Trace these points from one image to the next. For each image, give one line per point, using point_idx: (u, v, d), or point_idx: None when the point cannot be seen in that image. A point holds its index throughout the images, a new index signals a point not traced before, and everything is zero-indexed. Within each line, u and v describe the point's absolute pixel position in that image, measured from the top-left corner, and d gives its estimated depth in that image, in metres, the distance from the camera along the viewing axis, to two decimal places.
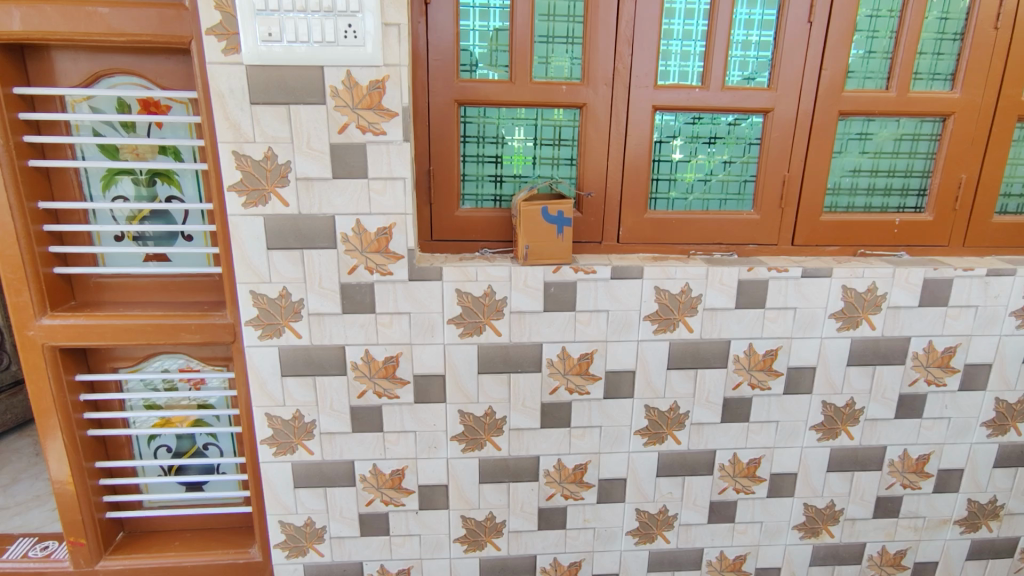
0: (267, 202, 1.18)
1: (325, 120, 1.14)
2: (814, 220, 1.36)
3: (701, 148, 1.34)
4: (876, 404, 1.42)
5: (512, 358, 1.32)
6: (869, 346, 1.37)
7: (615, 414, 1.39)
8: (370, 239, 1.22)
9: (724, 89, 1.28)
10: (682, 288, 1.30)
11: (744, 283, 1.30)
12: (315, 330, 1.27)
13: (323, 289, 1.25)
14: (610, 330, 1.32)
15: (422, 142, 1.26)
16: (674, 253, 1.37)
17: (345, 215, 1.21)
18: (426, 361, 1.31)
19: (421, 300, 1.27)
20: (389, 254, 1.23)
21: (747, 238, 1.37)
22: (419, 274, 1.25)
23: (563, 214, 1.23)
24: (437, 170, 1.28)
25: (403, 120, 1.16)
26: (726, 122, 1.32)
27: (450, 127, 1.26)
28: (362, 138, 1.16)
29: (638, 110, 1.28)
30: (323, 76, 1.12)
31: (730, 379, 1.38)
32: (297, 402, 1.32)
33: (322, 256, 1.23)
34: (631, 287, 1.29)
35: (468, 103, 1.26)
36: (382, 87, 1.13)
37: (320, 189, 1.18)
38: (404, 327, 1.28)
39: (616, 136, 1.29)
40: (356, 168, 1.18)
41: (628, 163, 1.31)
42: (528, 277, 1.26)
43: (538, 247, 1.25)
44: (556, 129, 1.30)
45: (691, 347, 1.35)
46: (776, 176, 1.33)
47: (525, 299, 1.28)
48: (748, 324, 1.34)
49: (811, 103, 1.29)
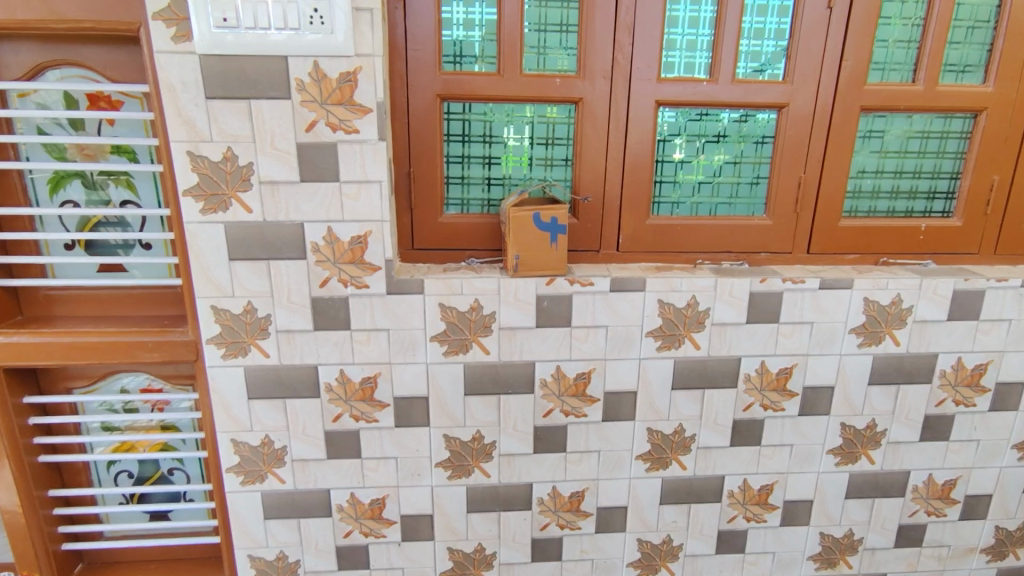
0: (228, 208, 1.06)
1: (291, 116, 1.02)
2: (832, 226, 1.24)
3: (709, 147, 1.22)
4: (899, 426, 1.30)
5: (502, 379, 1.21)
6: (893, 364, 1.25)
7: (615, 438, 1.27)
8: (343, 249, 1.11)
9: (734, 83, 1.16)
10: (688, 301, 1.18)
11: (756, 295, 1.19)
12: (285, 348, 1.15)
13: (292, 304, 1.13)
14: (609, 348, 1.20)
15: (401, 142, 1.14)
16: (679, 262, 1.25)
17: (316, 222, 1.09)
18: (408, 382, 1.20)
19: (401, 316, 1.15)
20: (364, 265, 1.12)
21: (759, 246, 1.25)
22: (398, 287, 1.14)
23: (557, 220, 1.11)
24: (417, 172, 1.16)
25: (379, 117, 1.04)
26: (736, 119, 1.20)
27: (433, 124, 1.14)
28: (332, 137, 1.04)
29: (639, 105, 1.16)
30: (287, 68, 1.00)
31: (740, 400, 1.26)
32: (266, 427, 1.20)
33: (290, 267, 1.11)
34: (632, 300, 1.17)
35: (452, 98, 1.14)
36: (354, 79, 1.01)
37: (286, 194, 1.07)
38: (382, 344, 1.17)
39: (615, 136, 1.17)
40: (328, 171, 1.06)
41: (628, 164, 1.19)
42: (518, 290, 1.15)
43: (529, 257, 1.13)
44: (549, 127, 1.18)
45: (698, 365, 1.23)
46: (792, 178, 1.21)
47: (515, 314, 1.16)
48: (761, 341, 1.22)
49: (831, 96, 1.17)
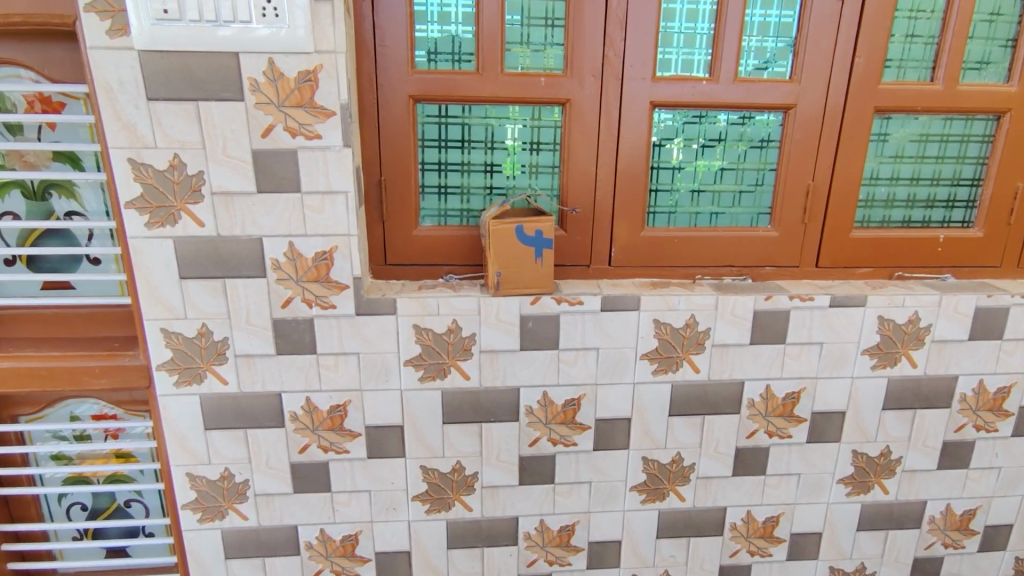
0: (176, 222, 0.96)
1: (244, 120, 0.92)
2: (842, 237, 1.14)
3: (709, 152, 1.12)
4: (914, 453, 1.20)
5: (484, 406, 1.11)
6: (909, 388, 1.15)
7: (608, 468, 1.17)
8: (307, 266, 1.01)
9: (736, 82, 1.05)
10: (686, 321, 1.09)
11: (760, 314, 1.09)
12: (244, 374, 1.05)
13: (251, 327, 1.03)
14: (600, 372, 1.11)
15: (371, 149, 1.04)
16: (676, 277, 1.15)
17: (276, 236, 0.98)
18: (381, 410, 1.10)
19: (372, 339, 1.05)
20: (331, 283, 1.02)
21: (763, 259, 1.15)
22: (368, 307, 1.03)
23: (542, 233, 1.01)
24: (389, 180, 1.06)
25: (343, 121, 0.94)
26: (738, 122, 1.10)
27: (406, 129, 1.04)
28: (292, 142, 0.94)
29: (632, 107, 1.06)
30: (239, 66, 0.90)
31: (744, 427, 1.16)
32: (225, 460, 1.09)
33: (248, 286, 1.00)
34: (625, 320, 1.08)
35: (426, 100, 1.04)
36: (314, 79, 0.91)
37: (242, 206, 0.96)
38: (352, 368, 1.07)
39: (606, 141, 1.07)
40: (287, 180, 0.96)
41: (620, 171, 1.09)
42: (500, 310, 1.05)
43: (512, 273, 1.03)
44: (534, 130, 1.08)
45: (697, 390, 1.13)
46: (799, 186, 1.11)
47: (497, 336, 1.06)
48: (765, 363, 1.12)
49: (842, 96, 1.07)
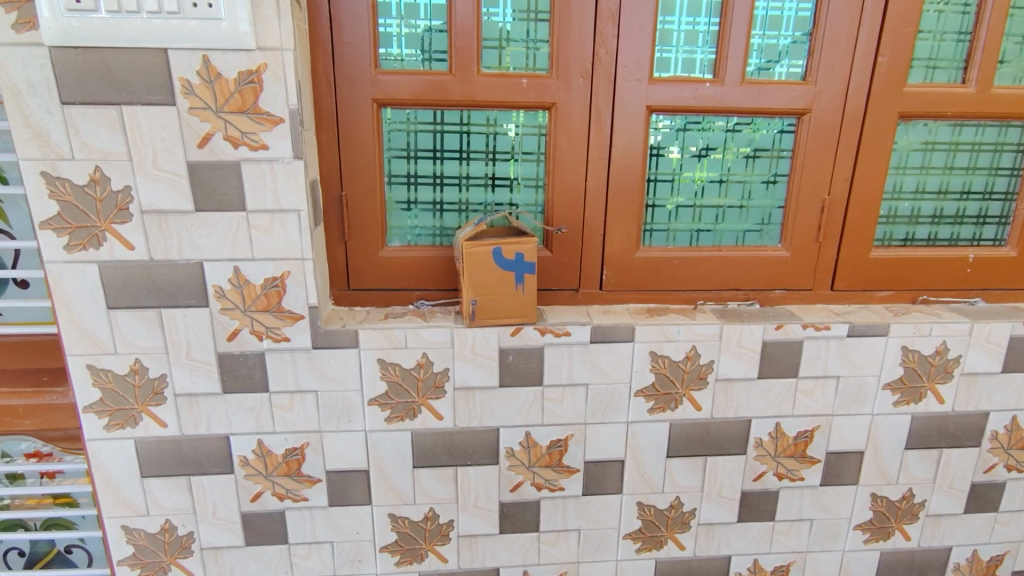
0: (102, 244, 0.83)
1: (176, 127, 0.80)
2: (860, 258, 1.02)
3: (712, 163, 1.00)
4: (939, 496, 1.09)
5: (459, 449, 0.99)
6: (936, 426, 1.04)
7: (599, 515, 1.06)
8: (255, 295, 0.88)
9: (743, 84, 0.93)
10: (686, 353, 0.97)
11: (770, 345, 0.97)
12: (186, 416, 0.93)
13: (191, 363, 0.90)
14: (589, 411, 0.99)
15: (330, 160, 0.92)
16: (675, 302, 1.03)
17: (218, 260, 0.86)
18: (344, 453, 0.98)
19: (333, 375, 0.93)
20: (283, 314, 0.89)
21: (771, 282, 1.03)
22: (327, 340, 0.92)
23: (523, 256, 0.88)
24: (351, 195, 0.94)
25: (293, 129, 0.82)
26: (745, 128, 0.98)
27: (369, 137, 0.92)
28: (233, 154, 0.81)
29: (626, 113, 0.94)
30: (169, 64, 0.77)
31: (751, 468, 1.04)
32: (165, 511, 0.97)
33: (187, 317, 0.88)
34: (618, 353, 0.96)
35: (392, 104, 0.91)
36: (257, 80, 0.79)
37: (176, 226, 0.84)
38: (310, 408, 0.95)
39: (597, 150, 0.95)
40: (229, 196, 0.83)
41: (613, 185, 0.97)
42: (476, 342, 0.93)
43: (489, 301, 0.91)
44: (515, 139, 0.96)
45: (699, 429, 1.01)
46: (813, 202, 0.99)
47: (473, 372, 0.95)
48: (775, 400, 1.00)
49: (862, 100, 0.95)
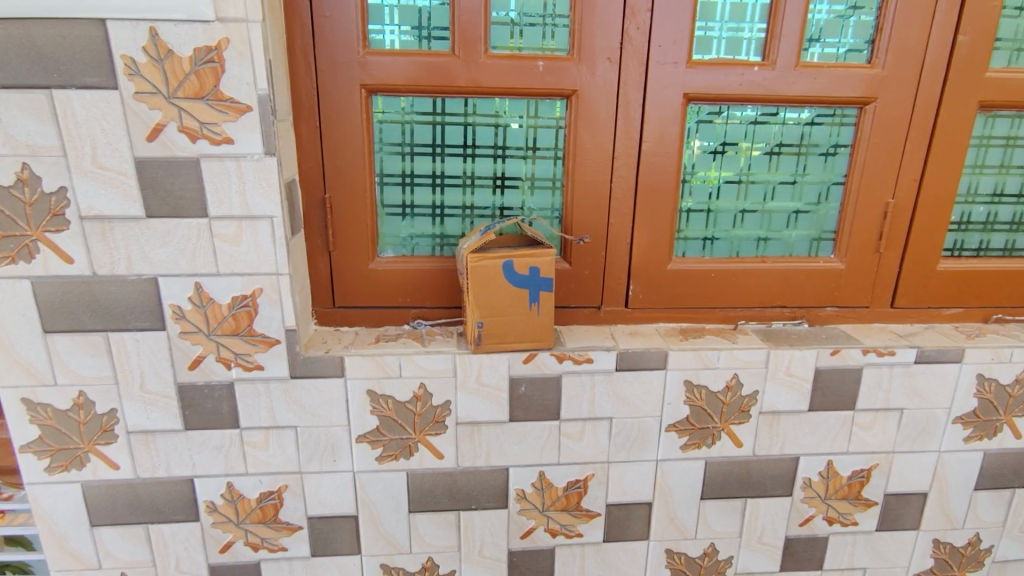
0: (34, 257, 0.70)
1: (119, 116, 0.66)
2: (927, 271, 0.89)
3: (758, 161, 0.85)
4: (1009, 541, 0.96)
5: (462, 492, 0.86)
6: (1009, 463, 0.90)
7: (622, 564, 0.92)
8: (221, 316, 0.74)
9: (798, 68, 0.79)
10: (726, 383, 0.83)
11: (824, 373, 0.84)
12: (141, 457, 0.79)
13: (147, 396, 0.77)
14: (613, 448, 0.86)
15: (311, 157, 0.78)
16: (711, 321, 0.90)
17: (175, 276, 0.72)
18: (329, 497, 0.84)
19: (315, 410, 0.80)
20: (255, 339, 0.76)
21: (823, 299, 0.89)
22: (308, 369, 0.78)
23: (538, 271, 0.75)
24: (337, 198, 0.80)
25: (263, 119, 0.67)
26: (798, 120, 0.84)
27: (356, 129, 0.78)
28: (191, 148, 0.67)
29: (660, 102, 0.80)
30: (109, 39, 0.63)
31: (797, 513, 0.90)
32: (120, 562, 0.84)
33: (140, 342, 0.74)
34: (647, 382, 0.83)
35: (384, 91, 0.77)
36: (217, 59, 0.65)
37: (124, 236, 0.70)
38: (288, 446, 0.81)
39: (625, 146, 0.81)
40: (187, 200, 0.69)
41: (642, 186, 0.83)
42: (482, 371, 0.80)
43: (498, 324, 0.77)
44: (528, 132, 0.81)
45: (738, 469, 0.88)
46: (875, 206, 0.85)
47: (479, 405, 0.82)
48: (828, 436, 0.87)
49: (935, 88, 0.81)
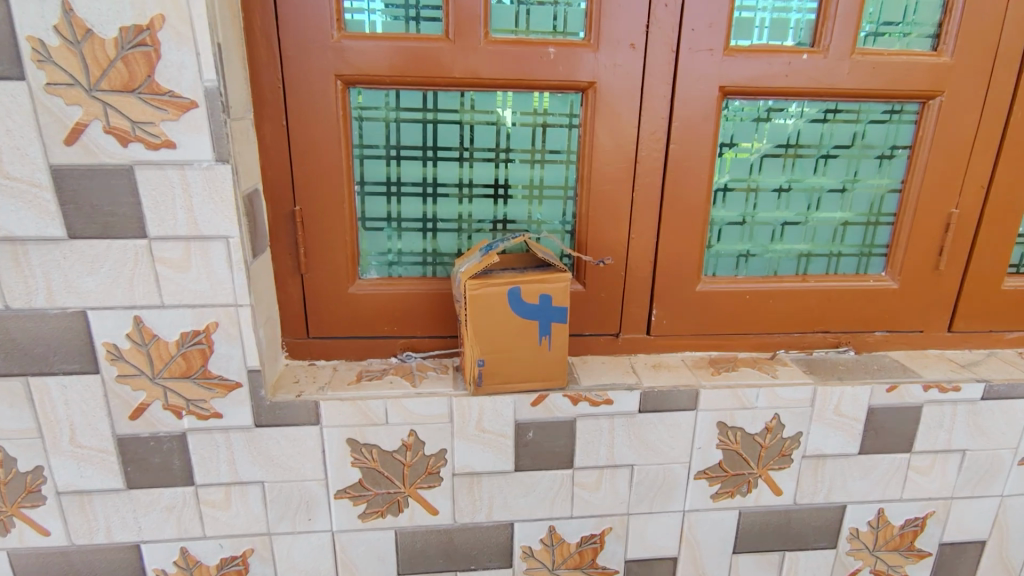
0: None
1: (29, 114, 0.52)
2: (991, 290, 0.77)
3: (803, 165, 0.73)
4: None
5: (459, 551, 0.74)
6: None
7: None
8: (166, 356, 0.61)
9: (854, 56, 0.67)
10: (766, 425, 0.72)
11: (878, 412, 0.72)
12: (77, 520, 0.67)
13: (81, 450, 0.64)
14: (634, 499, 0.74)
15: (277, 162, 0.65)
16: (745, 349, 0.78)
17: (108, 310, 0.59)
18: (304, 560, 0.72)
19: (284, 463, 0.67)
20: (209, 382, 0.63)
21: (873, 323, 0.78)
22: (275, 416, 0.65)
23: (550, 299, 0.63)
24: (309, 211, 0.67)
25: (212, 117, 0.54)
26: (850, 118, 0.72)
27: (331, 129, 0.65)
28: (122, 153, 0.54)
29: (692, 97, 0.67)
30: (11, 16, 0.50)
31: (842, 565, 0.80)
32: None
33: (69, 388, 0.62)
34: (675, 425, 0.71)
35: (365, 83, 0.64)
36: (151, 42, 0.51)
37: (42, 262, 0.57)
38: (253, 505, 0.69)
39: (649, 149, 0.69)
40: (118, 218, 0.56)
41: (670, 195, 0.71)
42: (483, 415, 0.68)
43: (502, 361, 0.65)
44: (536, 132, 0.69)
45: (777, 520, 0.77)
46: (936, 218, 0.74)
47: (479, 454, 0.70)
48: (878, 481, 0.76)
49: (1010, 81, 0.69)
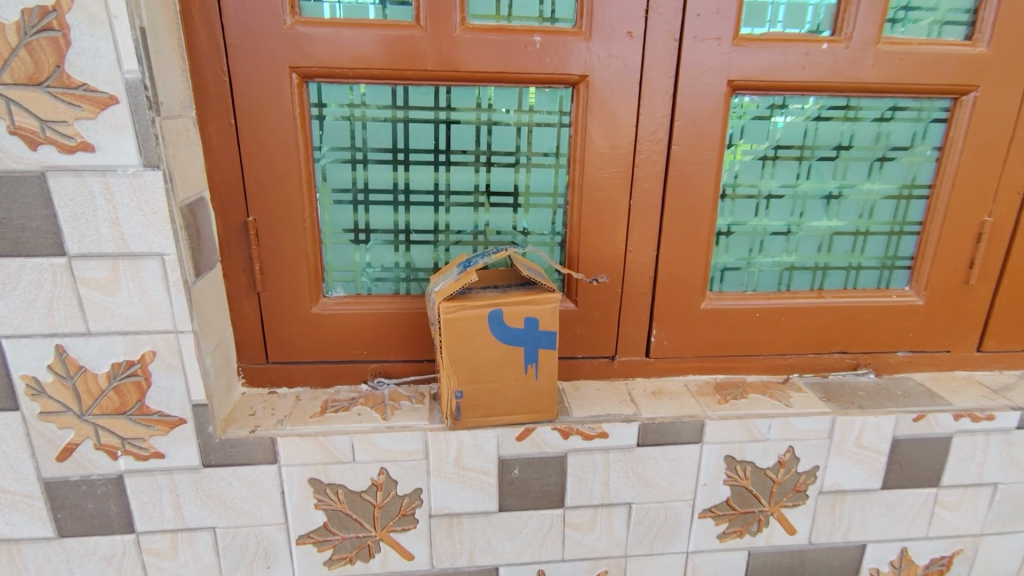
0: None
1: None
2: None
3: (820, 169, 0.66)
4: None
5: None
6: None
7: None
8: (95, 390, 0.53)
9: (880, 46, 0.60)
10: (779, 458, 0.65)
11: (903, 444, 0.65)
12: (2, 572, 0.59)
13: (3, 495, 0.57)
14: (633, 540, 0.67)
15: (226, 167, 0.57)
16: (755, 372, 0.70)
17: (25, 339, 0.51)
18: None
19: (238, 507, 0.60)
20: (147, 418, 0.55)
21: (896, 342, 0.71)
22: (225, 456, 0.57)
23: (536, 323, 0.55)
24: (264, 221, 0.59)
25: (136, 114, 0.46)
26: (874, 116, 0.64)
27: (287, 129, 0.57)
28: (32, 158, 0.46)
29: (697, 92, 0.60)
30: None
31: None
32: None
33: None
34: (679, 459, 0.64)
35: (325, 76, 0.56)
36: (60, 26, 0.44)
37: None
38: (203, 553, 0.61)
39: (649, 151, 0.61)
40: (32, 233, 0.48)
41: (672, 202, 0.63)
42: (463, 451, 0.61)
43: (482, 392, 0.57)
44: (521, 131, 0.61)
45: (791, 560, 0.69)
46: (967, 227, 0.66)
47: (459, 493, 0.62)
48: (901, 518, 0.69)
49: None
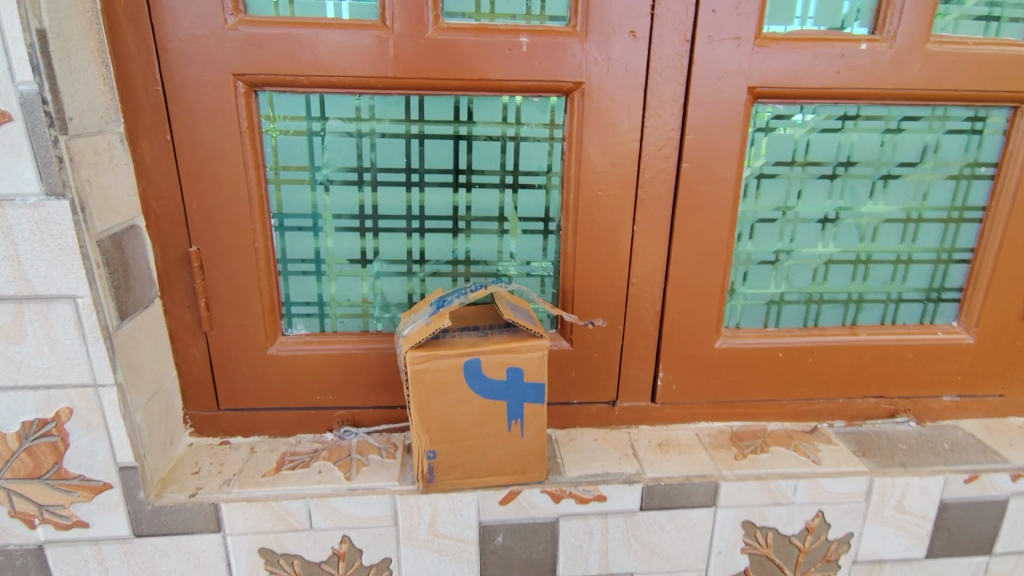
0: None
1: None
2: None
3: (856, 188, 0.56)
4: None
5: None
6: None
7: None
8: (4, 453, 0.46)
9: (928, 46, 0.50)
10: (807, 525, 0.56)
11: (951, 508, 0.56)
12: None
13: None
14: None
15: (163, 190, 0.50)
16: (778, 419, 0.61)
17: None
18: None
19: None
20: (68, 482, 0.48)
21: (941, 385, 0.61)
22: (160, 523, 0.50)
23: (520, 374, 0.47)
24: (209, 251, 0.52)
25: (34, 132, 0.39)
26: (919, 127, 0.55)
27: (232, 146, 0.49)
28: None
29: (712, 101, 0.51)
30: None
31: None
32: None
33: None
34: (690, 525, 0.55)
35: (275, 85, 0.48)
36: None
37: None
38: None
39: (654, 169, 0.53)
40: None
41: (681, 228, 0.54)
42: (438, 517, 0.52)
43: (458, 451, 0.49)
44: (506, 147, 0.53)
45: None
46: None
47: (434, 563, 0.54)
48: None
49: None
